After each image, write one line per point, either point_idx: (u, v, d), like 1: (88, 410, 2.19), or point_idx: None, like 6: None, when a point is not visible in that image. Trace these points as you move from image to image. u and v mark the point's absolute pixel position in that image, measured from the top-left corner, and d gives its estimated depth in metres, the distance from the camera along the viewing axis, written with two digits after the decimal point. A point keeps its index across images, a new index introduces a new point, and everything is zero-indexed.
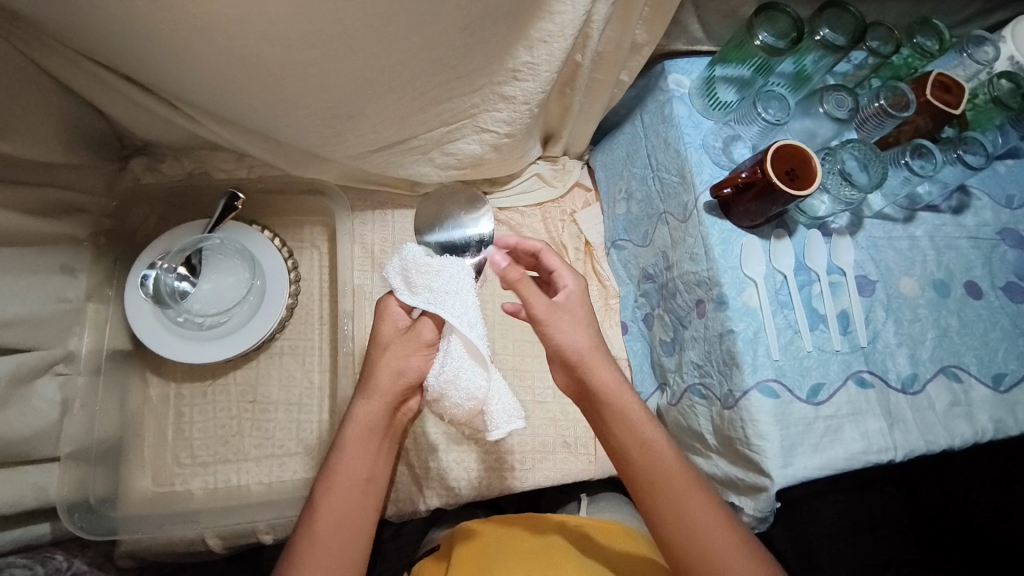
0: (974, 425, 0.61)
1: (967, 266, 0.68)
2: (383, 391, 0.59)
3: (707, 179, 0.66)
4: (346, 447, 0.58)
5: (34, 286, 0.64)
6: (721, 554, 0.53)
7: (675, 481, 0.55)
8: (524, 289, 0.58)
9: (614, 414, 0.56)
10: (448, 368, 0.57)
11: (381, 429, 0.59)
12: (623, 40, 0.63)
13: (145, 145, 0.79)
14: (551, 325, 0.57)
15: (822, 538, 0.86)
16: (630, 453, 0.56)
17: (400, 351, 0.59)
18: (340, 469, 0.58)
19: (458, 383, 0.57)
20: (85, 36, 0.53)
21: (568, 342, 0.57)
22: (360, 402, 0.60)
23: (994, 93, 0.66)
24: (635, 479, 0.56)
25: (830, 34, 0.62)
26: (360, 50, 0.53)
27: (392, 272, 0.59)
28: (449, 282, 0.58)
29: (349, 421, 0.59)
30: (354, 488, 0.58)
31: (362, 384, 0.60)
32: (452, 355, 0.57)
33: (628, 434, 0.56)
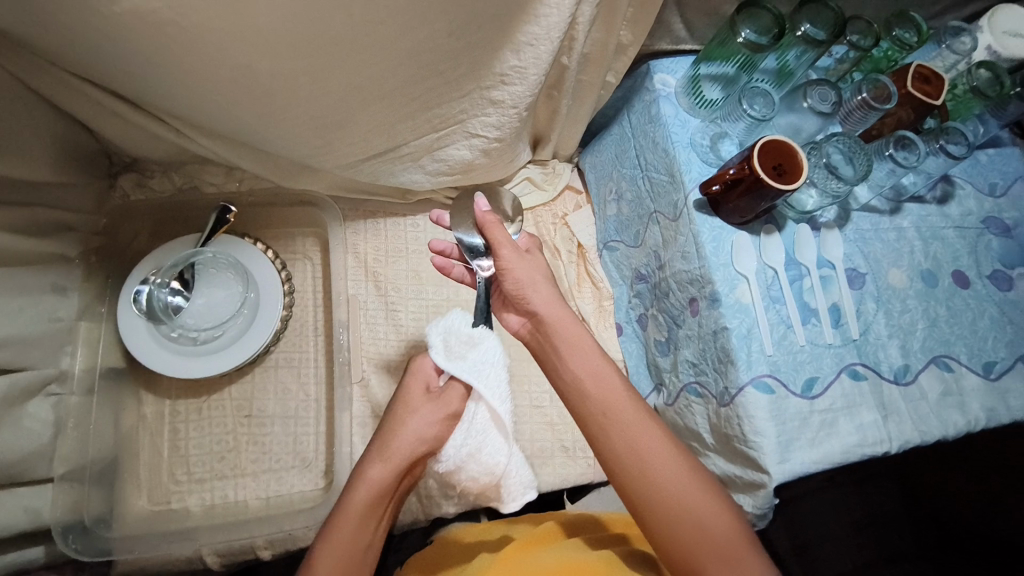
0: (967, 415, 0.62)
1: (953, 256, 0.69)
2: (395, 456, 0.58)
3: (695, 177, 0.67)
4: (352, 513, 0.57)
5: (24, 305, 0.63)
6: (668, 476, 0.53)
7: (624, 410, 0.55)
8: (494, 229, 0.62)
9: (567, 345, 0.59)
10: (471, 439, 0.57)
11: (387, 492, 0.58)
12: (608, 40, 0.64)
13: (133, 161, 0.79)
14: (510, 261, 0.61)
15: (821, 536, 0.87)
16: (580, 380, 0.57)
17: (421, 414, 0.60)
18: (340, 532, 0.56)
19: (479, 456, 0.57)
20: (72, 53, 0.53)
21: (522, 275, 0.61)
22: (374, 465, 0.59)
23: (972, 83, 0.68)
24: (585, 405, 0.57)
25: (811, 29, 0.63)
26: (348, 58, 0.54)
27: (433, 336, 0.62)
28: (486, 356, 0.59)
29: (358, 484, 0.58)
30: (351, 555, 0.55)
31: (377, 447, 0.60)
32: (476, 425, 0.58)
33: (577, 361, 0.58)
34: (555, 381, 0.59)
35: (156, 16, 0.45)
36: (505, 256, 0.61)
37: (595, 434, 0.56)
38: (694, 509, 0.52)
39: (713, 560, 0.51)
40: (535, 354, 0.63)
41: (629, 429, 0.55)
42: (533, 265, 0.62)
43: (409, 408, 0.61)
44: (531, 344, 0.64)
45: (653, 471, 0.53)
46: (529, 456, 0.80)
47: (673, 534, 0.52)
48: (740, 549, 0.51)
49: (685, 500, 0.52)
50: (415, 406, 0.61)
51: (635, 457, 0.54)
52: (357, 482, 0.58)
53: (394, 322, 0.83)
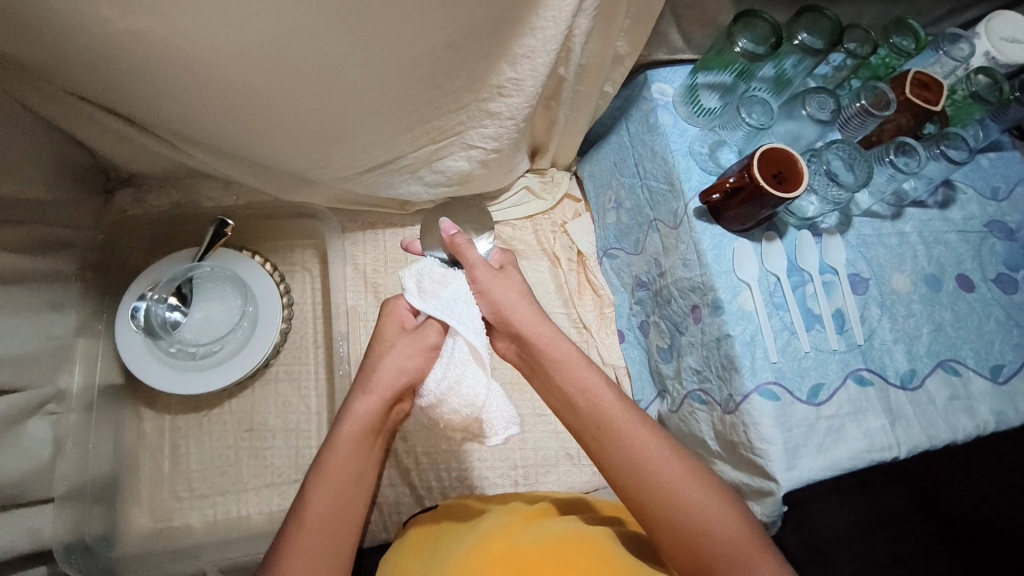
0: (975, 419, 0.61)
1: (957, 260, 0.68)
2: (379, 388, 0.57)
3: (695, 185, 0.67)
4: (341, 442, 0.54)
5: (21, 324, 0.62)
6: (669, 484, 0.51)
7: (619, 422, 0.54)
8: (466, 249, 0.61)
9: (555, 365, 0.58)
10: (451, 372, 0.55)
11: (374, 425, 0.56)
12: (605, 51, 0.63)
13: (130, 176, 0.79)
14: (487, 282, 0.60)
15: (836, 542, 0.82)
16: (573, 398, 0.57)
17: (396, 349, 0.58)
18: (330, 465, 0.53)
19: (460, 389, 0.55)
20: (66, 71, 0.53)
21: (499, 295, 0.60)
22: (359, 399, 0.56)
23: (972, 89, 0.67)
24: (581, 421, 0.56)
25: (808, 38, 0.63)
26: (344, 73, 0.53)
27: (405, 278, 0.59)
28: (459, 293, 0.59)
29: (344, 416, 0.55)
30: (341, 486, 0.52)
31: (361, 384, 0.58)
32: (454, 360, 0.56)
33: (567, 379, 0.57)
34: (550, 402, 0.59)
35: (151, 35, 0.45)
36: (480, 276, 0.60)
37: (595, 450, 0.55)
38: (699, 514, 0.50)
39: (722, 566, 0.49)
40: (527, 378, 0.62)
41: (626, 439, 0.53)
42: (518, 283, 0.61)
43: (388, 347, 0.59)
44: (522, 369, 0.63)
45: (654, 478, 0.52)
46: (532, 466, 0.79)
47: (678, 541, 0.50)
48: (750, 552, 0.49)
49: (688, 507, 0.51)
50: (393, 345, 0.59)
51: (633, 467, 0.52)
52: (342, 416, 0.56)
53: None
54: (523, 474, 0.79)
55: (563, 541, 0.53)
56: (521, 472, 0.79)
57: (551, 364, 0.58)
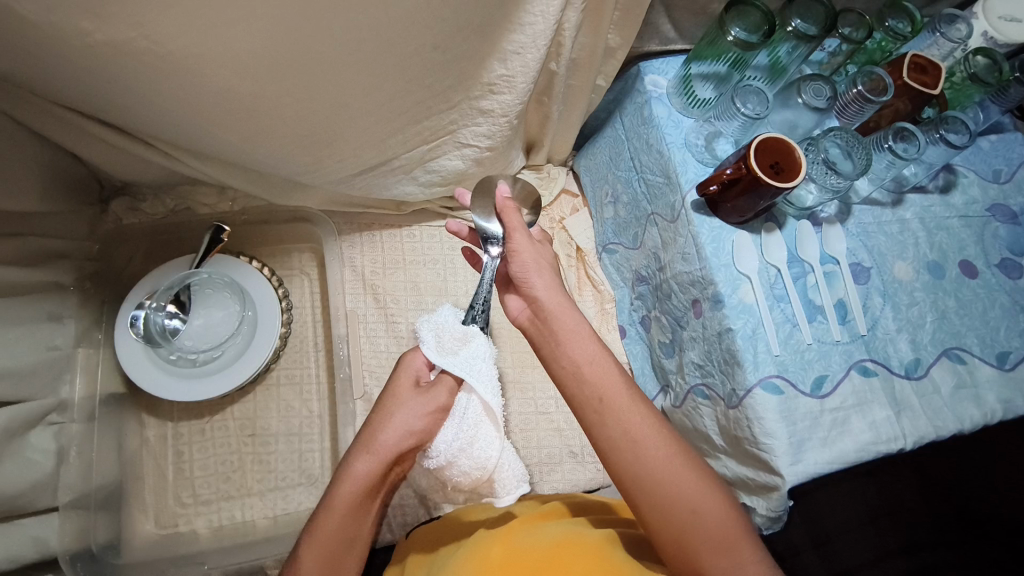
0: (982, 408, 0.61)
1: (959, 246, 0.67)
2: (382, 449, 0.55)
3: (692, 178, 0.66)
4: (338, 508, 0.53)
5: (21, 337, 0.62)
6: (663, 467, 0.51)
7: (621, 399, 0.54)
8: (509, 214, 0.60)
9: (562, 334, 0.57)
10: (463, 435, 0.59)
11: (373, 485, 0.55)
12: (596, 45, 0.63)
13: (124, 185, 0.78)
14: (521, 244, 0.60)
15: (838, 528, 0.85)
16: (578, 367, 0.55)
17: (401, 406, 0.57)
18: (323, 533, 0.53)
19: (472, 451, 0.60)
20: (53, 83, 0.53)
21: (529, 259, 0.59)
22: (360, 458, 0.55)
23: (971, 71, 0.66)
24: (581, 394, 0.55)
25: (801, 25, 0.61)
26: (332, 76, 0.53)
27: (425, 331, 0.61)
28: (478, 355, 0.60)
29: (343, 478, 0.54)
30: (333, 555, 0.53)
31: (362, 440, 0.56)
32: (467, 419, 0.59)
33: (574, 349, 0.56)
34: (551, 369, 0.57)
35: (132, 44, 0.44)
36: (516, 239, 0.60)
37: (591, 423, 0.54)
38: (690, 499, 0.51)
39: (708, 552, 0.50)
40: (534, 344, 0.61)
41: (625, 418, 0.53)
42: (533, 251, 0.60)
43: (395, 400, 0.57)
44: (531, 334, 0.61)
45: (650, 459, 0.52)
46: (536, 464, 0.79)
47: (669, 524, 0.50)
48: (734, 541, 0.50)
49: (680, 490, 0.51)
50: (399, 403, 0.57)
51: (631, 445, 0.52)
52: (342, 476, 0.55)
53: (394, 334, 0.83)
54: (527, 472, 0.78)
55: (564, 547, 0.53)
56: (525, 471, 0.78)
57: (559, 334, 0.57)
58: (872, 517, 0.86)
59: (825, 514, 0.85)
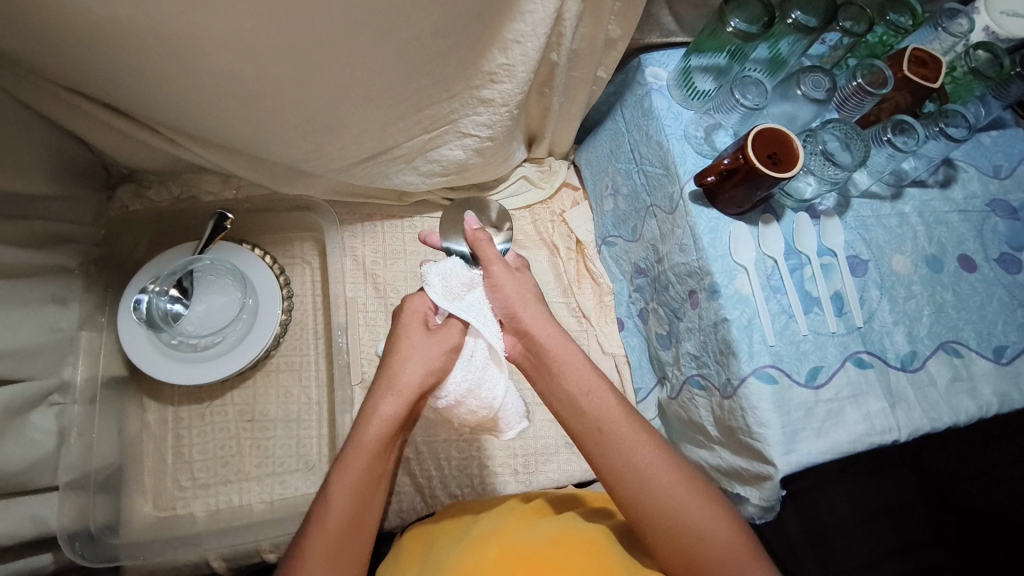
0: (977, 401, 0.60)
1: (958, 240, 0.67)
2: (405, 388, 0.56)
3: (690, 168, 0.66)
4: (367, 446, 0.54)
5: (25, 318, 0.63)
6: (669, 491, 0.52)
7: (620, 428, 0.54)
8: (485, 246, 0.62)
9: (558, 367, 0.58)
10: (472, 374, 0.58)
11: (398, 423, 0.55)
12: (597, 35, 0.63)
13: (130, 172, 0.80)
14: (502, 275, 0.60)
15: (836, 529, 0.86)
16: (575, 397, 0.56)
17: (416, 348, 0.57)
18: (353, 470, 0.53)
19: (480, 391, 0.58)
20: (60, 65, 0.54)
21: (511, 293, 0.59)
22: (386, 398, 0.56)
23: (971, 65, 0.66)
24: (581, 423, 0.56)
25: (802, 17, 0.62)
26: (333, 61, 0.54)
27: (432, 275, 0.60)
28: (486, 299, 0.60)
29: (370, 418, 0.55)
30: (364, 484, 0.53)
31: (384, 381, 0.57)
32: (476, 361, 0.58)
33: (571, 380, 0.57)
34: (549, 399, 0.58)
35: (135, 24, 0.45)
36: (496, 270, 0.60)
37: (593, 453, 0.55)
38: (697, 521, 0.51)
39: (718, 566, 0.50)
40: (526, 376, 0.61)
41: (627, 446, 0.53)
42: (519, 280, 0.61)
43: (407, 342, 0.58)
44: (522, 366, 0.62)
45: (655, 485, 0.52)
46: (532, 455, 0.79)
47: (677, 547, 0.51)
48: (744, 560, 0.51)
49: (686, 512, 0.51)
50: (414, 347, 0.58)
51: (634, 473, 0.52)
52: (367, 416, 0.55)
53: None
54: (523, 462, 0.79)
55: (560, 542, 0.53)
56: (521, 461, 0.79)
57: (556, 366, 0.58)
58: (868, 517, 0.87)
59: (821, 513, 0.86)
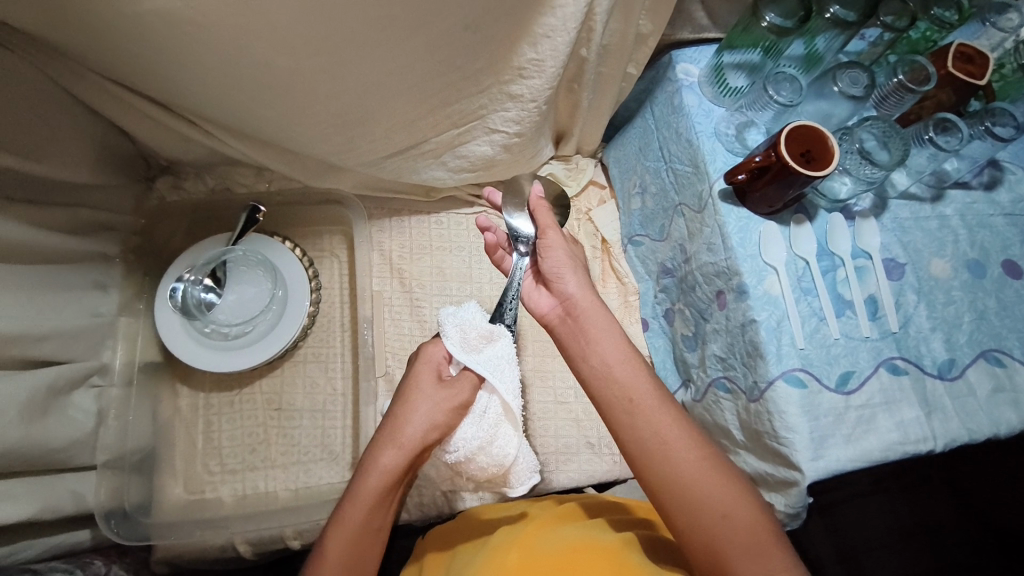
0: (1021, 413, 0.58)
1: (1003, 244, 0.64)
2: (407, 442, 0.57)
3: (720, 167, 0.65)
4: (364, 500, 0.56)
5: (69, 301, 0.66)
6: (692, 467, 0.51)
7: (650, 401, 0.54)
8: (542, 212, 0.64)
9: (594, 334, 0.58)
10: (483, 432, 0.61)
11: (396, 478, 0.57)
12: (627, 30, 0.62)
13: (169, 164, 0.83)
14: (555, 238, 0.62)
15: (866, 546, 0.82)
16: (606, 366, 0.56)
17: (420, 400, 0.58)
18: (351, 522, 0.55)
19: (490, 449, 0.62)
20: (105, 57, 0.56)
21: (561, 255, 0.62)
22: (387, 451, 0.57)
23: (1021, 61, 0.64)
24: (610, 394, 0.55)
25: (840, 11, 0.60)
26: (365, 54, 0.54)
27: (449, 327, 0.61)
28: (504, 354, 0.61)
29: (370, 471, 0.56)
30: (358, 540, 0.55)
31: (387, 432, 0.58)
32: (488, 418, 0.61)
33: (604, 348, 0.57)
34: (578, 369, 0.58)
35: (177, 15, 0.46)
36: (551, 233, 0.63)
37: (620, 424, 0.54)
38: (720, 500, 0.50)
39: (739, 554, 0.48)
40: (556, 345, 0.61)
41: (654, 418, 0.53)
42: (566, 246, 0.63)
43: (410, 398, 0.59)
44: (554, 332, 0.62)
45: (679, 461, 0.51)
46: (553, 454, 0.79)
47: (697, 525, 0.50)
48: (767, 544, 0.49)
49: (709, 491, 0.50)
50: (418, 399, 0.58)
51: (659, 445, 0.52)
52: (369, 468, 0.57)
53: (418, 318, 0.84)
54: (543, 460, 0.78)
55: (579, 551, 0.53)
56: (541, 459, 0.79)
57: (591, 332, 0.58)
58: (902, 535, 0.83)
59: (851, 529, 0.83)
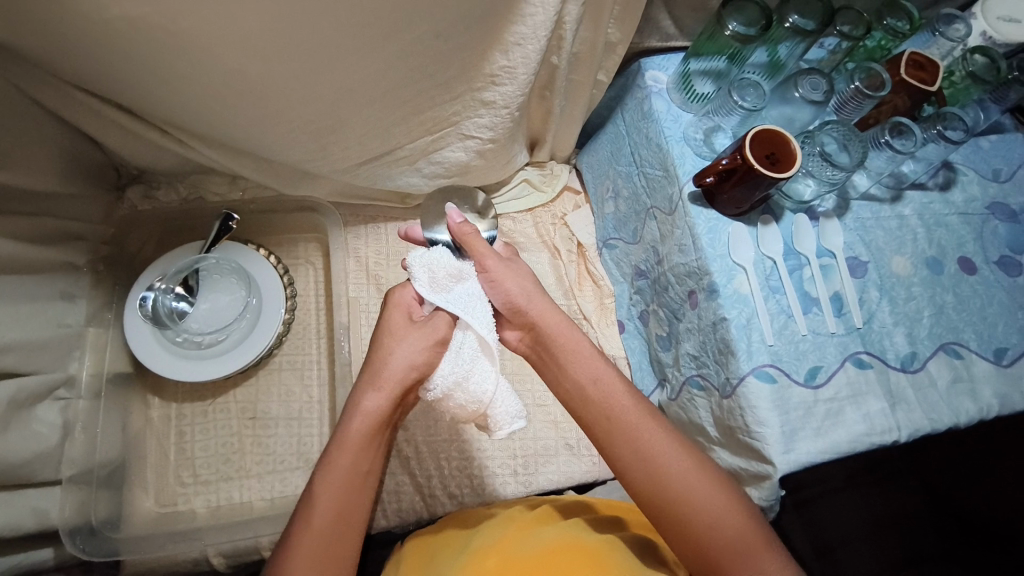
0: (978, 402, 0.60)
1: (958, 242, 0.67)
2: (390, 382, 0.56)
3: (689, 170, 0.67)
4: (351, 443, 0.54)
5: (34, 312, 0.64)
6: (675, 475, 0.51)
7: (628, 413, 0.54)
8: (474, 243, 0.60)
9: (566, 355, 0.58)
10: (459, 367, 0.55)
11: (381, 420, 0.56)
12: (597, 38, 0.64)
13: (140, 173, 0.81)
14: (496, 270, 0.59)
15: (843, 540, 0.81)
16: (582, 385, 0.57)
17: (397, 343, 0.57)
18: (340, 464, 0.53)
19: (467, 385, 0.55)
20: (72, 64, 0.55)
21: (512, 287, 0.59)
22: (369, 392, 0.56)
23: (969, 69, 0.67)
24: (590, 412, 0.56)
25: (799, 20, 0.63)
26: (337, 61, 0.55)
27: (416, 267, 0.58)
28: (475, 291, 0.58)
29: (356, 414, 0.55)
30: (348, 482, 0.53)
31: (369, 376, 0.57)
32: (464, 353, 0.56)
33: (578, 368, 0.57)
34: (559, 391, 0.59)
35: (147, 20, 0.46)
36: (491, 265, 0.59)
37: (601, 439, 0.55)
38: (706, 507, 0.50)
39: (726, 558, 0.49)
40: (536, 367, 0.62)
41: (635, 432, 0.53)
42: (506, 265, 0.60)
43: (385, 341, 0.58)
44: (533, 358, 0.62)
45: (664, 472, 0.52)
46: (532, 456, 0.79)
47: (683, 534, 0.50)
48: (754, 545, 0.49)
49: (694, 499, 0.51)
50: (394, 341, 0.57)
51: (640, 459, 0.52)
52: (354, 413, 0.56)
53: None
54: (522, 463, 0.78)
55: (558, 552, 0.54)
56: (520, 462, 0.79)
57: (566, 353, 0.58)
58: (875, 528, 0.83)
59: (829, 522, 0.82)
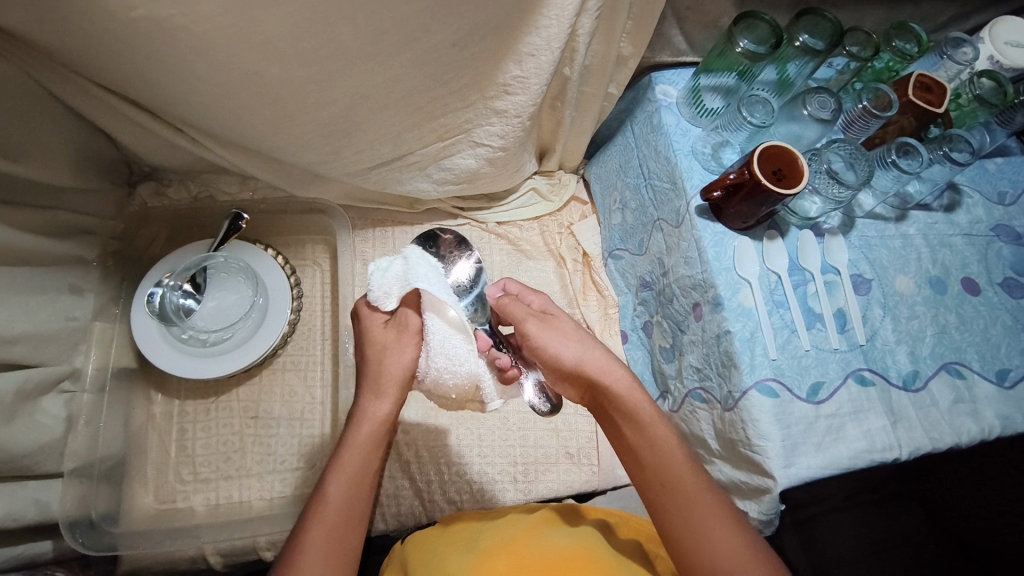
0: (980, 423, 0.60)
1: (962, 263, 0.68)
2: (389, 387, 0.60)
3: (697, 184, 0.67)
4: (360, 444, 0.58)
5: (42, 305, 0.65)
6: (727, 557, 0.50)
7: (685, 482, 0.53)
8: (512, 306, 0.61)
9: (627, 420, 0.57)
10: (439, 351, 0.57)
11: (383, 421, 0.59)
12: (609, 52, 0.65)
13: (152, 170, 0.82)
14: (539, 335, 0.58)
15: (841, 560, 0.80)
16: (639, 451, 0.56)
17: (391, 353, 0.61)
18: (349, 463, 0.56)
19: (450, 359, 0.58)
20: (92, 61, 0.56)
21: (558, 350, 0.57)
22: (375, 399, 0.60)
23: (976, 92, 0.67)
24: (645, 476, 0.55)
25: (809, 39, 0.64)
26: (354, 67, 0.56)
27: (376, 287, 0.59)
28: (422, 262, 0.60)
29: (362, 419, 0.59)
30: (359, 476, 0.56)
31: (368, 383, 0.61)
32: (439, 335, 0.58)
33: (636, 434, 0.56)
34: (621, 450, 0.58)
35: (170, 21, 0.47)
36: (532, 328, 0.58)
37: (653, 504, 0.54)
38: None
39: None
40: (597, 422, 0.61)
41: (691, 504, 0.52)
42: (577, 337, 0.59)
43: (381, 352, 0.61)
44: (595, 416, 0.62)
45: (715, 551, 0.50)
46: (532, 464, 0.79)
47: None
48: None
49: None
50: (386, 347, 0.61)
51: (692, 534, 0.51)
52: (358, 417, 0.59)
53: None
54: (522, 471, 0.79)
55: (568, 559, 0.54)
56: (521, 469, 0.79)
57: (627, 414, 0.57)
58: (875, 549, 0.82)
59: (827, 546, 0.81)
